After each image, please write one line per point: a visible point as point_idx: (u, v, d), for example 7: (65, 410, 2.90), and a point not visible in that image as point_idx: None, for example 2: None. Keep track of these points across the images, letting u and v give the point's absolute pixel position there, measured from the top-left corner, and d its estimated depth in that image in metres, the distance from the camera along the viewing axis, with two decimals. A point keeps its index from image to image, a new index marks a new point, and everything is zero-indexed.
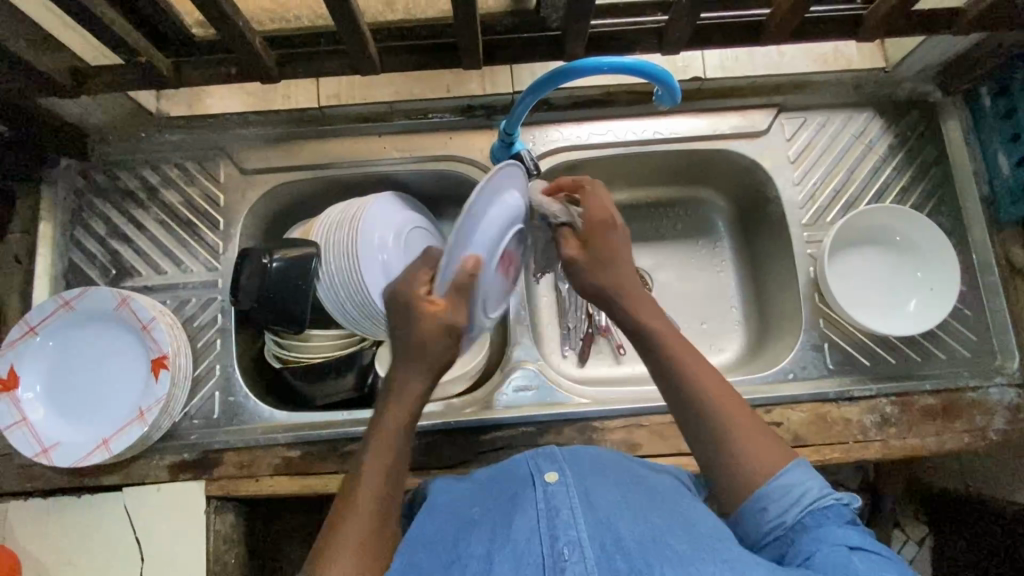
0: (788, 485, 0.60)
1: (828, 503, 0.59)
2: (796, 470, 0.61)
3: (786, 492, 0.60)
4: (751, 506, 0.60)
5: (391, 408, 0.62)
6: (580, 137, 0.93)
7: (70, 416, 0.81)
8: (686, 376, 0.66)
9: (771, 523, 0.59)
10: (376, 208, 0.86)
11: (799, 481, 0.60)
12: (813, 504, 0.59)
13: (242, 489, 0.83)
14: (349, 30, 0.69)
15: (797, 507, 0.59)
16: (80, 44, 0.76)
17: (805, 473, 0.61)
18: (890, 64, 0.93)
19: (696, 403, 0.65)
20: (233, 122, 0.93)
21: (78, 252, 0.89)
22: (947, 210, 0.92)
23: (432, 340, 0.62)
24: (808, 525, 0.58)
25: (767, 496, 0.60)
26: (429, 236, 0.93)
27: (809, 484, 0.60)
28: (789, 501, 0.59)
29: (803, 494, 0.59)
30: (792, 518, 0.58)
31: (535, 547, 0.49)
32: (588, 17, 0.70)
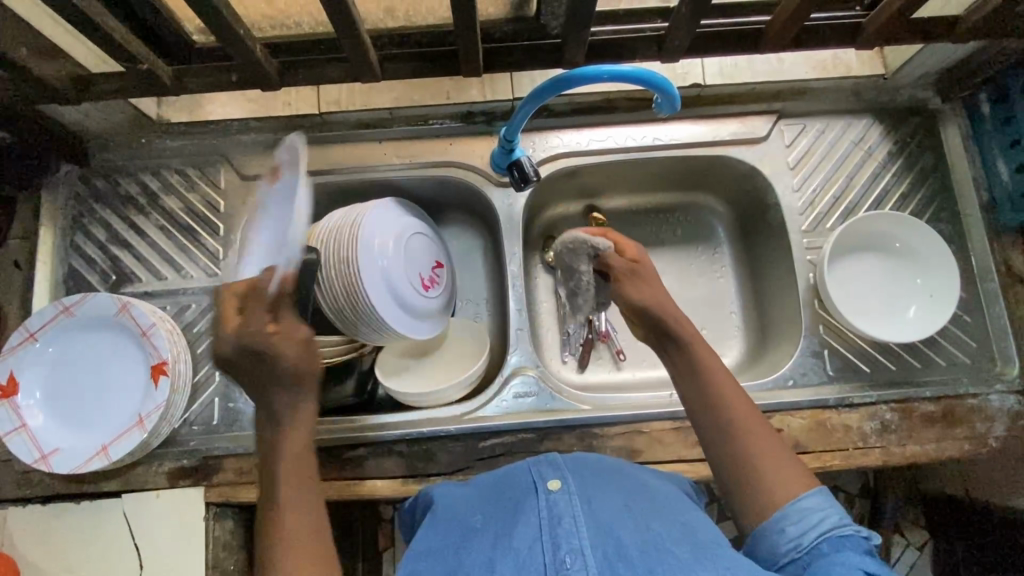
0: (805, 510, 0.61)
1: (848, 533, 0.59)
2: (813, 496, 0.62)
3: (803, 516, 0.61)
4: (768, 525, 0.62)
5: (286, 433, 0.65)
6: (580, 144, 0.93)
7: (68, 424, 0.81)
8: (721, 398, 0.69)
9: (786, 544, 0.60)
10: (372, 218, 0.86)
11: (819, 507, 0.61)
12: (830, 530, 0.59)
13: (241, 496, 0.82)
14: (350, 38, 0.70)
15: (813, 532, 0.59)
16: (81, 51, 0.76)
17: (822, 501, 0.61)
18: (890, 70, 0.92)
19: (730, 425, 0.68)
20: (233, 128, 0.93)
21: (78, 258, 0.89)
22: (946, 217, 0.92)
23: (289, 349, 0.66)
24: (824, 551, 0.59)
25: (786, 517, 0.61)
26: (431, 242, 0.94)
27: (827, 511, 0.61)
28: (806, 525, 0.60)
29: (821, 520, 0.60)
30: (808, 541, 0.59)
31: (536, 556, 0.49)
32: (587, 25, 0.70)
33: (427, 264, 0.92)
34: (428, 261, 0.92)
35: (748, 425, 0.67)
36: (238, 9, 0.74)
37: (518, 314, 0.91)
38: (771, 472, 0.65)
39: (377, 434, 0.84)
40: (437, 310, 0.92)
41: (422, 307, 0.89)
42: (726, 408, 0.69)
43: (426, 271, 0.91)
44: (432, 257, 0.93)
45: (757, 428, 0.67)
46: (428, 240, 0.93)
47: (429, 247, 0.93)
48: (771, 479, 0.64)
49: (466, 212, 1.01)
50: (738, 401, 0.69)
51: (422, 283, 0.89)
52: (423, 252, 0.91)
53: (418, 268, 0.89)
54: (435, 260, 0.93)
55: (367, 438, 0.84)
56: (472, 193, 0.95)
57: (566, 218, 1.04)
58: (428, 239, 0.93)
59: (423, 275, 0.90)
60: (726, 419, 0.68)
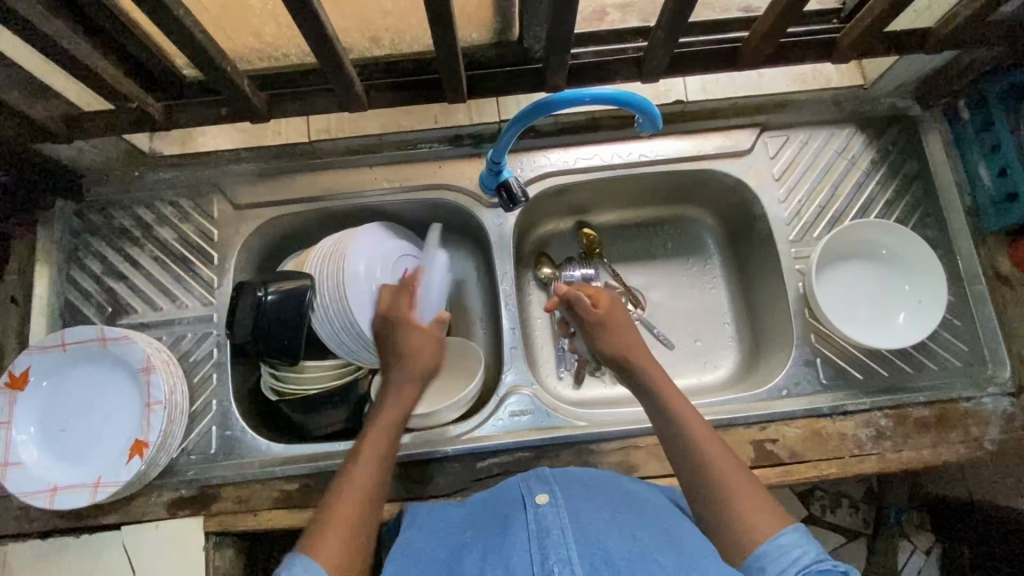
0: (783, 547, 0.59)
1: (826, 567, 0.58)
2: (790, 533, 0.60)
3: (782, 554, 0.59)
4: (751, 565, 0.60)
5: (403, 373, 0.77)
6: (566, 162, 0.94)
7: (52, 467, 0.80)
8: (690, 445, 0.69)
9: None
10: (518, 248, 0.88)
11: (796, 544, 0.59)
12: (809, 565, 0.57)
13: (240, 524, 0.83)
14: (335, 69, 0.71)
15: (793, 568, 0.58)
16: (75, 91, 0.77)
17: (800, 537, 0.60)
18: (868, 81, 0.93)
19: (699, 471, 0.67)
20: (226, 159, 0.94)
21: (74, 291, 0.90)
22: (932, 222, 0.93)
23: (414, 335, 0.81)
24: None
25: (764, 556, 0.60)
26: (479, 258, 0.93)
27: (804, 546, 0.59)
28: (785, 561, 0.58)
29: (800, 556, 0.58)
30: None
31: (524, 568, 0.51)
32: (567, 49, 0.72)
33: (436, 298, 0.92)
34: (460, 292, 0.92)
35: (714, 451, 0.68)
36: (226, 46, 0.74)
37: (512, 332, 0.92)
38: (735, 492, 0.64)
39: None
40: None
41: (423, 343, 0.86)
42: (698, 446, 0.68)
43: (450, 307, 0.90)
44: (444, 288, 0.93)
45: (719, 450, 0.68)
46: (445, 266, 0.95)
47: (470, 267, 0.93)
48: (741, 503, 0.63)
49: (458, 233, 1.03)
50: (698, 424, 0.70)
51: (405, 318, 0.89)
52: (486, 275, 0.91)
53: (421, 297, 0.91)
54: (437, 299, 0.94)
55: None
56: (463, 214, 0.96)
57: (556, 235, 1.06)
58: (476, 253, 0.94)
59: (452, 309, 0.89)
60: (689, 442, 0.69)
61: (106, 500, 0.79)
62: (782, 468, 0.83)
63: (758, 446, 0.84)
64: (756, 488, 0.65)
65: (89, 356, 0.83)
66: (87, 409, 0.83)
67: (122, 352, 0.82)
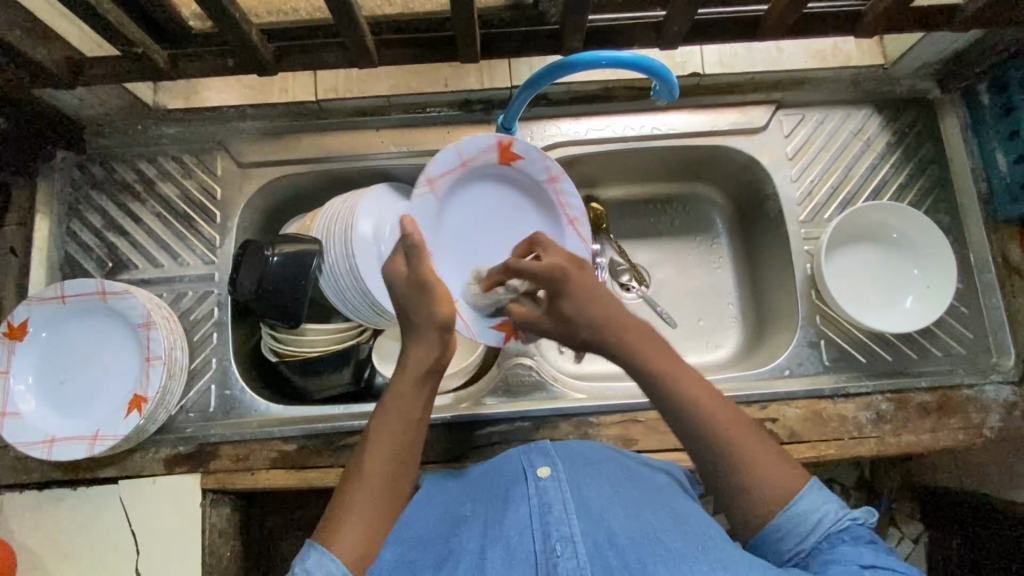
0: (805, 512, 0.60)
1: (845, 525, 0.60)
2: (811, 495, 0.61)
3: (801, 519, 0.59)
4: (772, 533, 0.60)
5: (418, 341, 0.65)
6: (577, 133, 0.92)
7: (50, 420, 0.80)
8: (704, 421, 0.63)
9: (792, 550, 0.59)
10: (518, 143, 0.83)
11: (816, 506, 0.60)
12: (828, 528, 0.59)
13: (237, 483, 0.83)
14: (346, 21, 0.69)
15: (814, 535, 0.59)
16: (78, 36, 0.75)
17: (820, 498, 0.60)
18: (889, 61, 0.92)
19: (711, 444, 0.63)
20: (231, 115, 0.92)
21: (75, 245, 0.89)
22: (945, 208, 0.92)
23: (413, 300, 0.65)
24: (825, 549, 0.59)
25: (785, 525, 0.60)
26: (456, 169, 0.83)
27: (825, 507, 0.60)
28: (807, 529, 0.59)
29: (819, 519, 0.59)
30: (810, 544, 0.59)
31: (526, 544, 0.54)
32: (585, 9, 0.70)
33: (448, 246, 0.85)
34: (468, 215, 0.86)
35: (709, 406, 0.64)
36: None
37: None
38: (734, 448, 0.62)
39: None
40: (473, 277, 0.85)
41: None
42: (710, 421, 0.63)
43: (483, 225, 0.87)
44: (443, 227, 0.84)
45: (720, 404, 0.64)
46: (417, 211, 0.81)
47: (451, 185, 0.84)
48: (742, 457, 0.62)
49: None
50: (690, 383, 0.65)
51: (463, 282, 0.84)
52: (488, 173, 0.86)
53: (429, 235, 0.83)
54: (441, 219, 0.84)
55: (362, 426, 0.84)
56: None
57: None
58: (450, 169, 0.82)
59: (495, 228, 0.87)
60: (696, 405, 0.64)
61: (104, 453, 0.79)
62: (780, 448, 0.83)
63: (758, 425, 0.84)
64: (749, 437, 0.63)
65: (87, 309, 0.82)
66: (86, 361, 0.82)
67: (122, 305, 0.81)
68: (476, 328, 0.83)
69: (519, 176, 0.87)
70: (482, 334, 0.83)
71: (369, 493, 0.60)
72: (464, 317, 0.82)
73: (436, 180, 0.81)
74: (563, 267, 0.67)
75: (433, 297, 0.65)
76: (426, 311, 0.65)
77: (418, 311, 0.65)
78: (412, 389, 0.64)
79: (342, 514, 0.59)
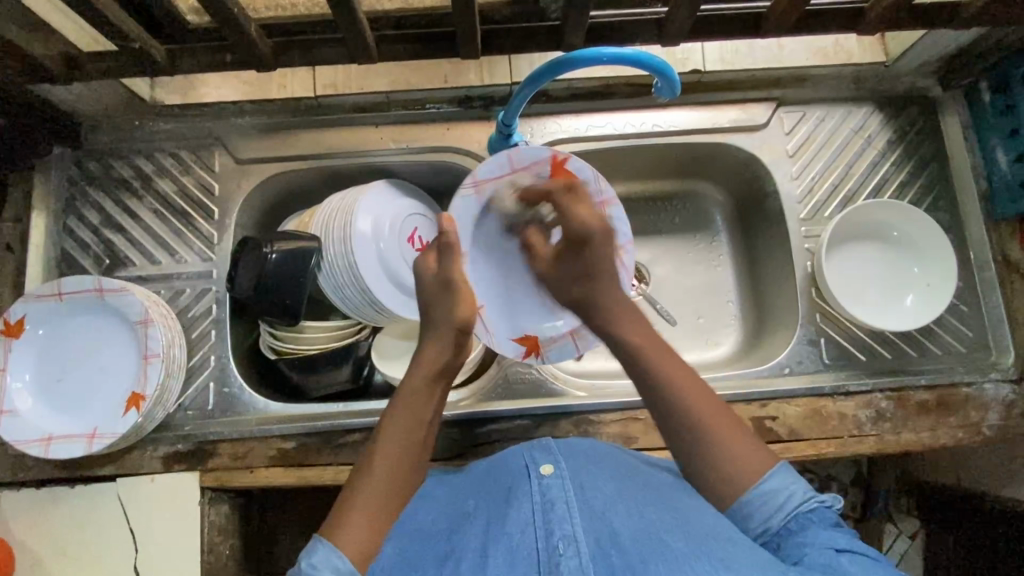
0: (771, 492, 0.60)
1: (814, 506, 0.60)
2: (776, 477, 0.61)
3: (768, 499, 0.59)
4: (739, 509, 0.60)
5: (435, 343, 0.68)
6: (577, 130, 0.92)
7: (47, 418, 0.79)
8: (672, 394, 0.64)
9: (756, 528, 0.59)
10: (572, 160, 0.80)
11: (782, 487, 0.60)
12: (796, 508, 0.59)
13: (236, 481, 0.82)
14: (345, 16, 0.68)
15: (780, 515, 0.59)
16: (74, 31, 0.75)
17: (785, 478, 0.60)
18: (891, 58, 0.91)
19: (676, 418, 0.64)
20: (229, 111, 0.91)
21: (72, 241, 0.89)
22: (944, 206, 0.92)
23: (438, 299, 0.69)
24: (794, 530, 0.59)
25: (751, 502, 0.60)
26: (505, 177, 0.82)
27: (793, 487, 0.60)
28: (772, 509, 0.59)
29: (788, 500, 0.59)
30: (776, 525, 0.59)
31: (529, 541, 0.53)
32: (587, 6, 0.69)
33: (486, 252, 0.85)
34: (510, 222, 0.85)
35: (683, 376, 0.65)
36: None
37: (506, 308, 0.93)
38: (707, 420, 0.63)
39: (374, 419, 0.84)
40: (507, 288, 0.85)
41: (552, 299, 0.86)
42: (676, 394, 0.64)
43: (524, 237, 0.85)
44: (481, 232, 0.84)
45: (687, 376, 0.65)
46: (458, 212, 0.82)
47: (497, 192, 0.83)
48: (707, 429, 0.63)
49: None
50: (663, 358, 0.66)
51: (494, 291, 0.84)
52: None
53: (467, 241, 0.83)
54: (483, 224, 0.84)
55: (362, 424, 0.83)
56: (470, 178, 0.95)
57: None
58: (497, 176, 0.81)
59: None
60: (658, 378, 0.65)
61: (101, 451, 0.79)
62: (779, 446, 0.83)
63: (759, 424, 0.84)
64: (723, 410, 0.64)
65: (85, 306, 0.82)
66: (84, 359, 0.82)
67: (120, 302, 0.80)
68: (496, 337, 0.83)
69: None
70: (500, 345, 0.83)
71: (377, 490, 0.60)
72: (487, 325, 0.83)
73: (481, 184, 0.81)
74: (591, 233, 0.70)
75: (453, 299, 0.69)
76: (445, 310, 0.68)
77: (439, 311, 0.68)
78: (425, 388, 0.66)
79: (350, 510, 0.59)
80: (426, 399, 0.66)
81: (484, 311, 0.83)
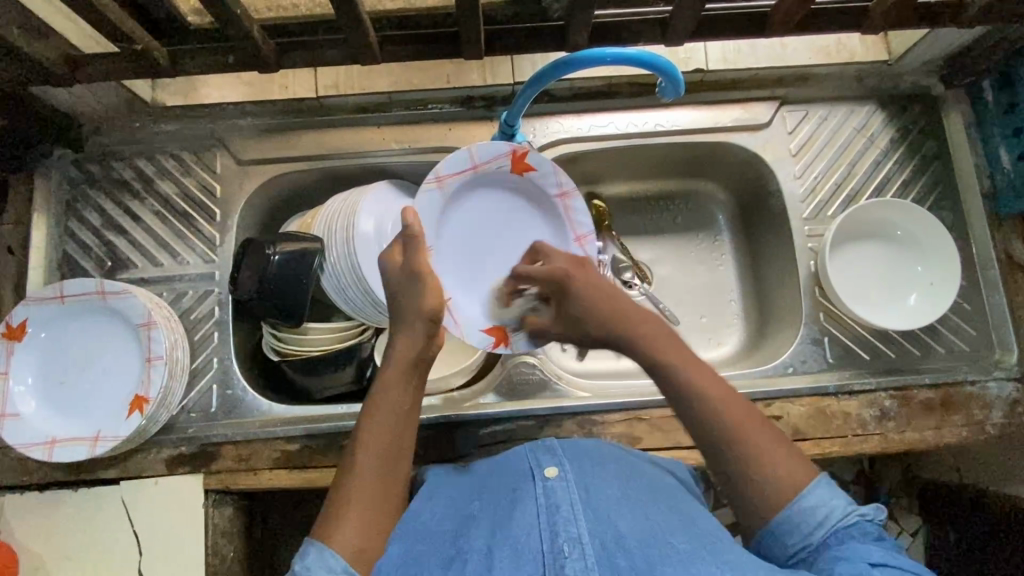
0: (809, 509, 0.59)
1: (853, 521, 0.59)
2: (815, 490, 0.60)
3: (807, 515, 0.59)
4: (777, 526, 0.60)
5: (404, 331, 0.65)
6: (579, 130, 0.92)
7: (50, 421, 0.79)
8: (705, 406, 0.62)
9: (794, 546, 0.59)
10: (532, 153, 0.82)
11: (823, 502, 0.59)
12: (836, 524, 0.59)
13: (240, 483, 0.82)
14: (347, 15, 0.68)
15: (819, 531, 0.58)
16: (76, 32, 0.74)
17: (827, 495, 0.60)
18: (894, 56, 0.91)
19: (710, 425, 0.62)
20: (231, 112, 0.91)
21: (73, 244, 0.88)
22: (948, 205, 0.92)
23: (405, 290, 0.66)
24: (832, 544, 0.58)
25: (790, 520, 0.59)
26: (467, 172, 0.81)
27: (832, 504, 0.59)
28: (812, 525, 0.59)
29: (826, 516, 0.59)
30: (815, 539, 0.58)
31: (534, 543, 0.53)
32: (592, 5, 0.69)
33: (448, 245, 0.83)
34: (471, 218, 0.84)
35: (708, 385, 0.63)
36: None
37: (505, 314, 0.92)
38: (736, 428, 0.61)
39: None
40: (471, 281, 0.83)
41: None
42: (712, 404, 0.62)
43: (485, 230, 0.85)
44: (444, 225, 0.82)
45: (720, 388, 0.63)
46: (422, 206, 0.80)
47: (458, 186, 0.82)
48: (749, 448, 0.61)
49: None
50: (697, 371, 0.64)
51: (461, 284, 0.82)
52: (498, 179, 0.84)
53: (431, 235, 0.81)
54: (444, 219, 0.82)
55: None
56: None
57: None
58: (461, 170, 0.81)
59: (499, 232, 0.85)
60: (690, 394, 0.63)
61: (105, 454, 0.79)
62: None
63: None
64: (752, 412, 0.63)
65: (87, 309, 0.81)
66: (86, 362, 0.82)
67: (121, 304, 0.80)
68: (465, 328, 0.80)
69: (531, 187, 0.85)
70: (470, 336, 0.80)
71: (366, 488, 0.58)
72: (455, 317, 0.80)
73: (444, 178, 0.80)
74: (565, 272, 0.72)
75: (421, 288, 0.66)
76: (415, 300, 0.65)
77: (407, 300, 0.66)
78: (402, 377, 0.63)
79: (340, 512, 0.57)
80: (402, 388, 0.63)
81: (453, 302, 0.81)
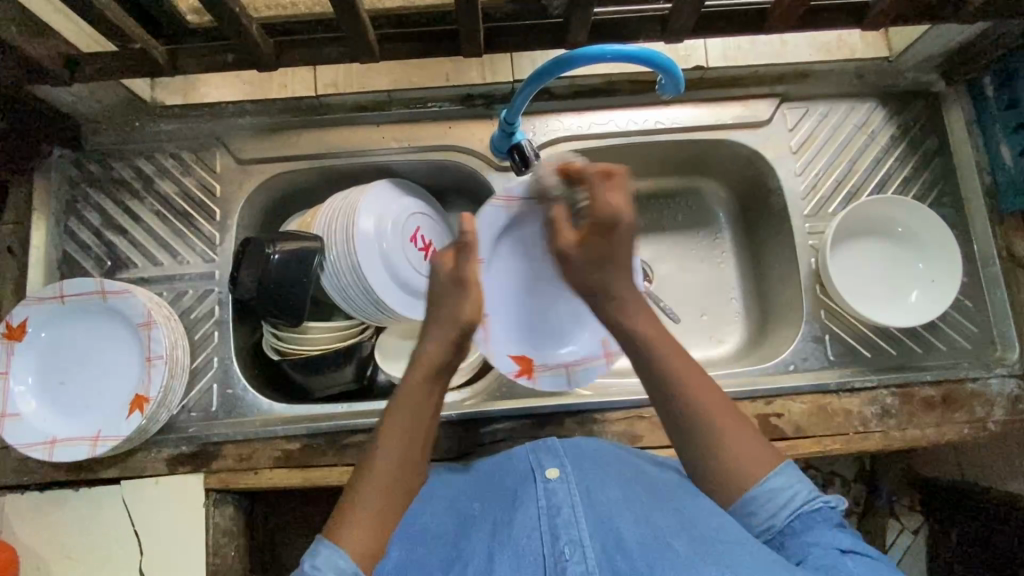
0: (775, 491, 0.60)
1: (818, 506, 0.61)
2: (783, 476, 0.61)
3: (776, 495, 0.60)
4: (742, 507, 0.61)
5: (433, 343, 0.63)
6: (579, 127, 0.91)
7: (50, 421, 0.79)
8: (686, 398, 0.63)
9: (759, 526, 0.60)
10: None
11: (789, 485, 0.60)
12: (801, 506, 0.60)
13: (241, 482, 0.82)
14: (345, 13, 0.68)
15: (785, 513, 0.60)
16: (74, 32, 0.74)
17: (793, 478, 0.61)
18: (894, 53, 0.90)
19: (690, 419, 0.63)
20: (230, 111, 0.90)
21: (73, 243, 0.88)
22: (949, 201, 0.92)
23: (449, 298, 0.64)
24: (796, 527, 0.60)
25: (755, 501, 0.60)
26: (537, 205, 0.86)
27: (799, 487, 0.61)
28: (778, 507, 0.60)
29: (793, 499, 0.60)
30: (780, 522, 0.60)
31: (536, 547, 0.54)
32: (592, 3, 0.69)
33: (497, 265, 0.88)
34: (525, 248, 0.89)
35: (690, 377, 0.63)
36: None
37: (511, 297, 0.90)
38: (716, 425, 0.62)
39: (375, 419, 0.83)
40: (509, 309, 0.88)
41: (549, 336, 0.89)
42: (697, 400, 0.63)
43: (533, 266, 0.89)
44: (497, 244, 0.87)
45: (705, 384, 0.63)
46: (484, 220, 0.85)
47: (523, 214, 0.87)
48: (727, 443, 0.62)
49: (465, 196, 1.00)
50: (677, 360, 0.64)
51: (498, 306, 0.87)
52: None
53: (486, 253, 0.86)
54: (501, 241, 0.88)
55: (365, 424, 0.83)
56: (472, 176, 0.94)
57: None
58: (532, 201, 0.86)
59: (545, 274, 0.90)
60: (676, 388, 0.63)
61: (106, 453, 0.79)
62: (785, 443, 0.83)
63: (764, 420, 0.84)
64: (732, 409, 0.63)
65: (87, 309, 0.81)
66: (87, 362, 0.82)
67: (122, 304, 0.80)
68: (494, 348, 0.84)
69: None
70: (497, 357, 0.84)
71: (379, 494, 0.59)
72: (487, 334, 0.84)
73: (512, 200, 0.85)
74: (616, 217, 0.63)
75: (461, 297, 0.64)
76: (453, 309, 0.63)
77: (446, 307, 0.64)
78: (424, 387, 0.62)
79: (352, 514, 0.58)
80: (426, 400, 0.62)
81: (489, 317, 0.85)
